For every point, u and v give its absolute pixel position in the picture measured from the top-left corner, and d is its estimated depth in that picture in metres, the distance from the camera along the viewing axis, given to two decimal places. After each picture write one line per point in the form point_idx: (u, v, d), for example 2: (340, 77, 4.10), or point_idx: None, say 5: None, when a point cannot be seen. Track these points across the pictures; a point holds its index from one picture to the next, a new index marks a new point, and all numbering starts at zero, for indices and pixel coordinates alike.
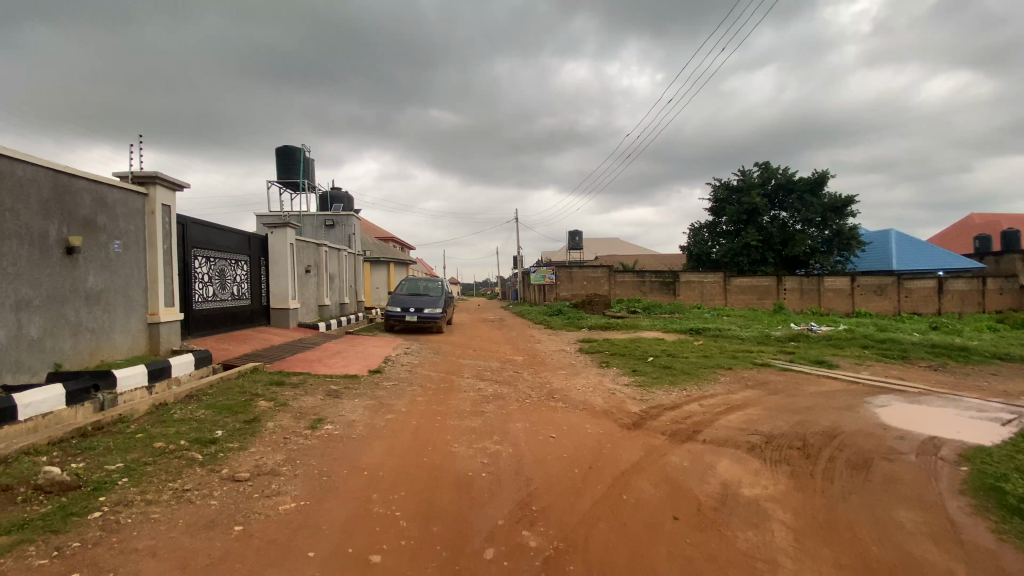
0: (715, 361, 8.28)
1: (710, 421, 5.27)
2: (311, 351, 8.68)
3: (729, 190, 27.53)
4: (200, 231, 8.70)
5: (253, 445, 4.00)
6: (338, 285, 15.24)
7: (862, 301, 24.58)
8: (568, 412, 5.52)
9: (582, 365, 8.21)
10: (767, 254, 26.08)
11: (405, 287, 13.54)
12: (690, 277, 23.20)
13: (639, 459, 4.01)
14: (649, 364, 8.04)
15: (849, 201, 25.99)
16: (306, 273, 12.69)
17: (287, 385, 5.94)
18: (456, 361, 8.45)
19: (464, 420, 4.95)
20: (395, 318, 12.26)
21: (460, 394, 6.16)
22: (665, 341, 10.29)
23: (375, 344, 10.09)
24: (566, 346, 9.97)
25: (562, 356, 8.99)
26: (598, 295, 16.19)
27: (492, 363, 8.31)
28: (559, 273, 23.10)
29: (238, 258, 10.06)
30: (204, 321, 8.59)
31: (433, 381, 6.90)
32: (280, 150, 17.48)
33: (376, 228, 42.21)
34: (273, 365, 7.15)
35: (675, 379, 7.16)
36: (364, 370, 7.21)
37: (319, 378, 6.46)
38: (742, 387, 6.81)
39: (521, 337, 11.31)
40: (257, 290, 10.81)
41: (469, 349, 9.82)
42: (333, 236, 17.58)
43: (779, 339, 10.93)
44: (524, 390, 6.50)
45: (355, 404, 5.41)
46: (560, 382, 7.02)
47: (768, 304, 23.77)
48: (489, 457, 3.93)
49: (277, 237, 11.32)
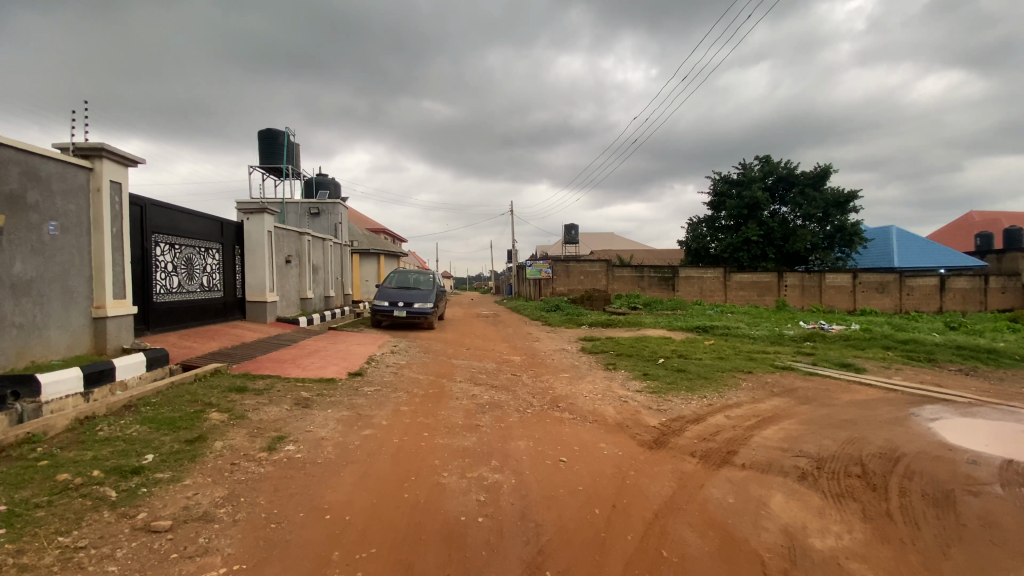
0: (732, 364, 7.53)
1: (743, 438, 4.51)
2: (286, 349, 7.83)
3: (729, 183, 26.88)
4: (162, 215, 7.79)
5: (189, 476, 3.17)
6: (322, 276, 14.34)
7: (864, 299, 24.07)
8: (578, 425, 4.73)
9: (586, 366, 7.45)
10: (767, 249, 25.47)
11: (394, 280, 12.68)
12: (690, 272, 22.53)
13: (672, 494, 3.23)
14: (661, 366, 7.28)
15: (852, 196, 25.41)
16: (286, 264, 11.78)
17: (248, 393, 5.10)
18: (447, 361, 7.64)
19: (455, 438, 4.15)
20: (383, 313, 11.43)
21: (452, 402, 5.36)
22: (673, 340, 9.53)
23: (360, 341, 9.25)
24: (567, 344, 9.20)
25: (564, 356, 8.22)
26: (597, 290, 15.41)
27: (487, 364, 7.51)
28: (555, 267, 22.33)
29: (208, 246, 9.15)
30: (165, 315, 7.71)
31: (421, 385, 6.09)
32: (263, 133, 16.46)
33: (367, 219, 41.21)
34: (238, 366, 6.29)
35: (692, 384, 6.40)
36: (343, 372, 6.39)
37: (289, 383, 5.62)
38: (769, 395, 6.07)
39: (518, 335, 10.53)
40: (230, 281, 9.92)
41: (462, 348, 9.01)
42: (318, 225, 16.64)
43: (794, 338, 10.22)
44: (525, 398, 5.71)
45: (326, 416, 4.59)
46: (564, 387, 6.25)
47: (769, 301, 23.17)
48: (486, 491, 3.14)
49: (253, 224, 10.39)
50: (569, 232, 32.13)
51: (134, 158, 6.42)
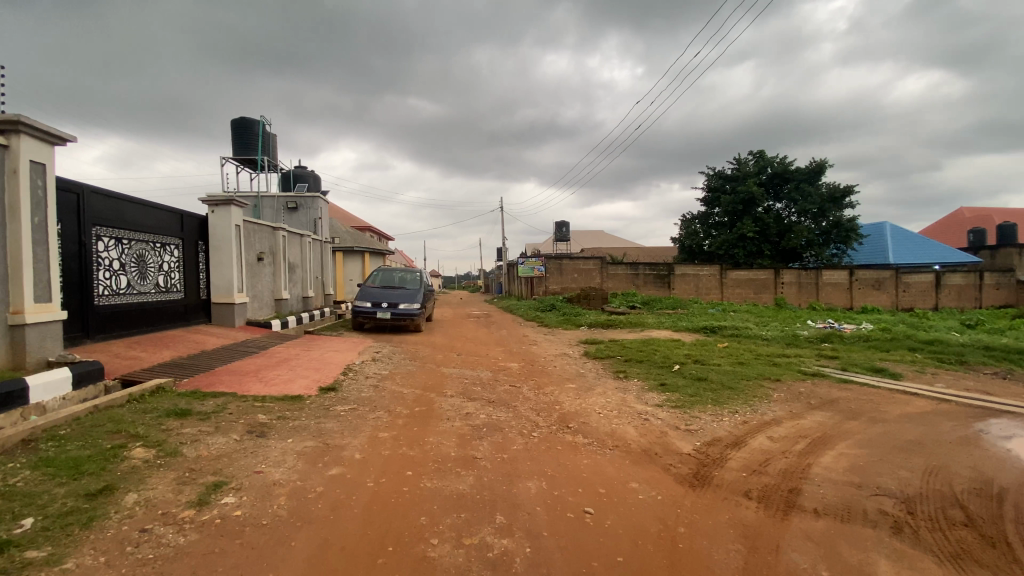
0: (756, 371, 6.74)
1: (800, 471, 3.69)
2: (251, 358, 6.86)
3: (724, 178, 26.30)
4: (107, 205, 6.77)
5: (74, 557, 2.24)
6: (300, 275, 13.33)
7: (861, 296, 23.66)
8: (597, 455, 3.88)
9: (593, 374, 6.60)
10: (763, 246, 24.88)
11: (378, 279, 11.73)
12: (686, 270, 21.87)
13: (744, 566, 2.40)
14: (679, 375, 6.45)
15: (848, 191, 24.93)
16: (258, 261, 10.76)
17: (191, 417, 4.15)
18: (436, 371, 6.75)
19: (447, 478, 3.27)
20: (366, 315, 10.49)
21: (442, 425, 4.47)
22: (683, 342, 8.73)
23: (338, 347, 8.30)
24: (568, 348, 8.37)
25: (567, 362, 7.37)
26: (594, 289, 14.59)
27: (482, 374, 6.62)
28: (548, 265, 21.52)
29: (166, 240, 8.10)
30: (109, 321, 6.69)
31: (405, 402, 5.18)
32: (236, 122, 15.35)
33: (352, 216, 40.00)
34: (189, 380, 5.32)
35: (719, 397, 5.58)
36: (314, 386, 5.45)
37: (246, 402, 4.68)
38: (807, 409, 5.28)
39: (513, 338, 9.64)
40: (193, 280, 8.87)
41: (453, 353, 8.11)
42: (296, 220, 15.57)
43: (811, 339, 9.50)
44: (529, 417, 4.84)
45: (284, 449, 3.66)
46: (572, 401, 5.40)
47: (766, 299, 22.62)
48: (493, 570, 2.27)
49: (219, 217, 9.33)
50: (559, 229, 31.35)
51: (64, 137, 5.43)
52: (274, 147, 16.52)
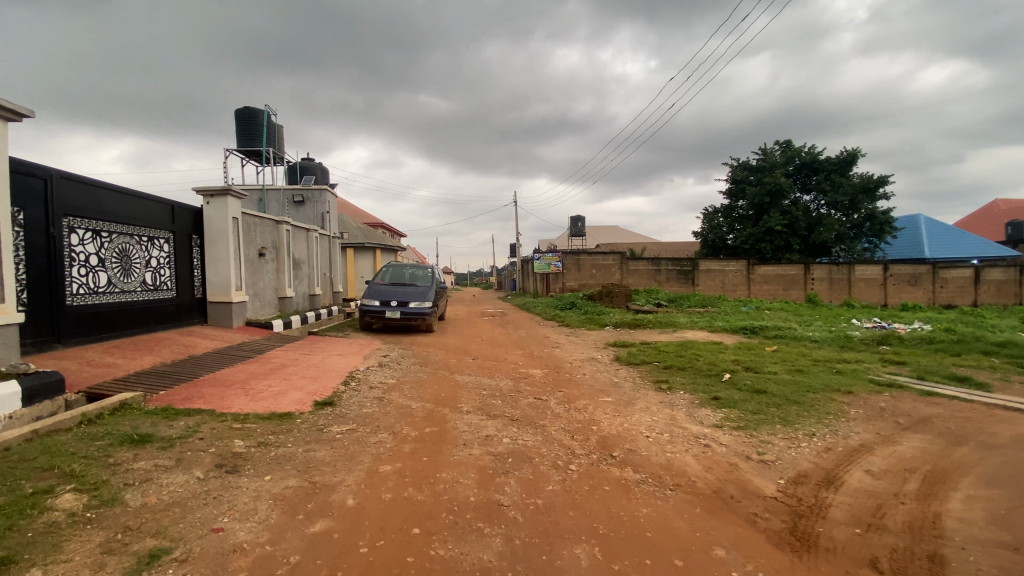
0: (819, 382, 5.80)
1: (930, 526, 2.80)
2: (243, 365, 6.11)
3: (749, 170, 25.10)
4: (81, 194, 6.06)
5: None
6: (306, 272, 12.64)
7: (895, 293, 22.41)
8: (657, 502, 3.02)
9: (629, 385, 5.72)
10: (791, 240, 23.59)
11: (387, 276, 10.98)
12: (711, 265, 20.81)
13: None
14: (732, 386, 5.55)
15: (884, 181, 23.41)
16: (260, 257, 10.04)
17: (150, 446, 3.37)
18: (450, 380, 5.92)
19: (466, 540, 2.46)
20: (374, 315, 9.73)
21: (459, 453, 3.66)
22: (725, 345, 7.79)
23: (341, 350, 7.54)
24: (597, 352, 7.50)
25: (597, 369, 6.49)
26: (617, 286, 13.66)
27: (502, 384, 5.78)
28: (566, 260, 20.62)
29: (153, 233, 7.38)
30: (83, 323, 5.98)
31: (414, 420, 4.37)
32: (240, 112, 14.67)
33: (363, 213, 39.38)
34: (164, 394, 4.57)
35: (787, 416, 4.67)
36: (308, 400, 4.66)
37: (224, 423, 3.90)
38: (898, 433, 4.35)
39: (533, 340, 8.78)
40: (186, 277, 8.17)
41: (468, 358, 7.29)
42: (302, 215, 14.87)
43: (867, 341, 8.52)
44: (562, 441, 3.99)
45: (256, 493, 2.86)
46: (611, 419, 4.56)
47: (795, 295, 21.47)
48: None
49: (215, 209, 8.57)
50: (575, 225, 30.37)
51: (20, 112, 4.71)
52: (280, 138, 15.83)
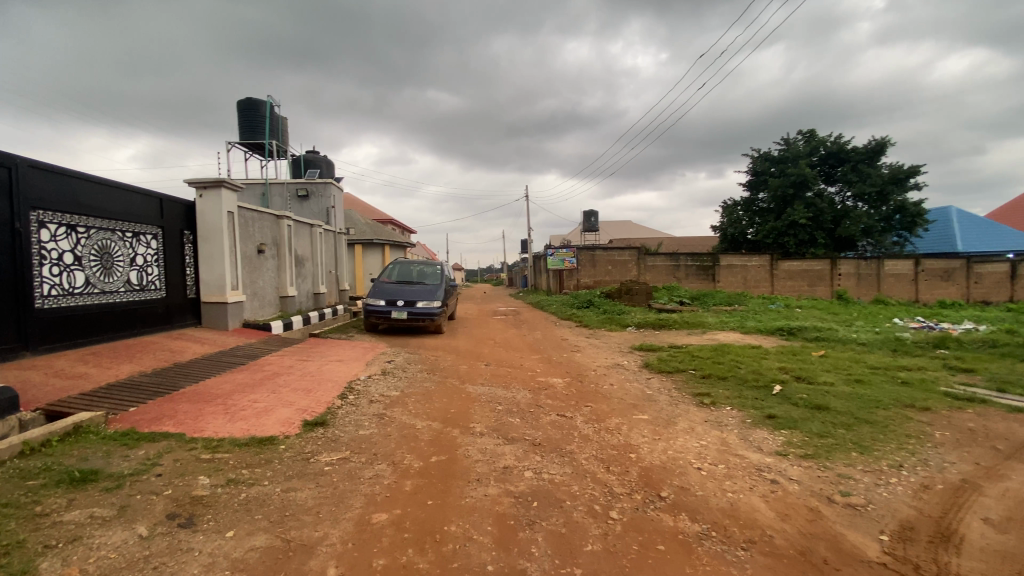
0: (886, 396, 5.03)
1: None
2: (231, 373, 5.48)
3: (771, 161, 24.08)
4: (51, 185, 5.48)
5: None
6: (310, 269, 12.06)
7: (927, 289, 21.33)
8: (729, 572, 2.31)
9: (666, 399, 4.98)
10: (816, 233, 22.55)
11: (394, 273, 10.35)
12: (733, 260, 19.92)
13: None
14: (786, 402, 4.80)
15: (915, 171, 22.32)
16: (259, 254, 9.44)
17: (92, 488, 2.73)
18: (461, 391, 5.23)
19: None
20: (379, 315, 9.10)
21: (473, 493, 2.98)
22: (766, 350, 7.02)
23: (342, 355, 6.88)
24: (622, 357, 6.79)
25: (626, 379, 5.76)
26: (637, 283, 12.87)
27: (519, 396, 5.08)
28: (580, 256, 19.83)
29: (138, 228, 6.79)
30: (53, 327, 5.39)
31: (419, 445, 3.70)
32: (242, 103, 14.11)
33: (373, 208, 38.83)
34: (131, 413, 3.95)
35: (861, 441, 3.96)
36: (296, 419, 4.02)
37: (191, 453, 3.26)
38: (1001, 465, 3.59)
39: (550, 343, 8.06)
40: (178, 275, 7.58)
41: (480, 364, 6.60)
42: (307, 209, 14.28)
43: (922, 345, 7.69)
44: (597, 477, 3.29)
45: (212, 559, 2.21)
46: (652, 444, 3.85)
47: (821, 292, 20.50)
48: None
49: (209, 202, 7.95)
50: (589, 219, 29.60)
51: None
52: (284, 131, 15.26)
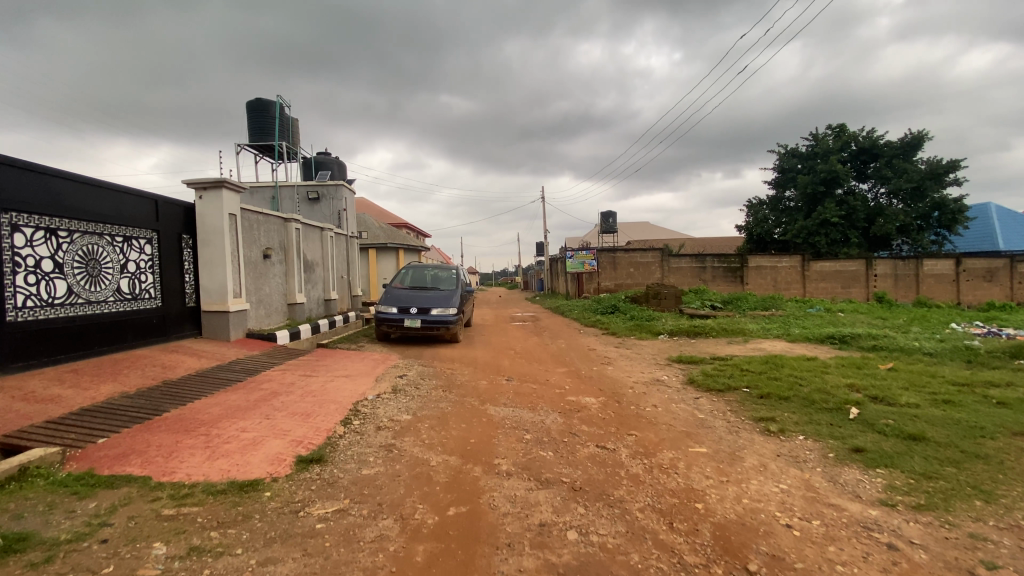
0: (987, 421, 4.22)
1: None
2: (223, 393, 4.88)
3: (799, 158, 23.05)
4: (27, 183, 4.96)
5: None
6: (320, 275, 11.51)
7: (969, 290, 20.10)
8: None
9: (723, 427, 4.22)
10: (849, 232, 21.44)
11: (407, 279, 9.74)
12: (761, 261, 18.97)
13: None
14: (870, 431, 4.01)
15: (954, 165, 21.09)
16: (265, 259, 8.89)
17: (11, 564, 2.12)
18: (482, 414, 4.54)
19: None
20: (391, 324, 8.46)
21: (503, 568, 2.28)
22: (824, 362, 6.20)
23: (349, 369, 6.24)
24: (661, 372, 6.05)
25: (670, 399, 5.02)
26: (665, 287, 12.06)
27: (549, 421, 4.38)
28: (601, 258, 19.04)
29: (130, 232, 6.27)
30: (29, 342, 4.87)
31: (434, 490, 3.02)
32: (252, 105, 13.70)
33: (388, 213, 38.49)
34: (96, 449, 3.36)
35: (982, 485, 3.18)
36: (288, 456, 3.37)
37: (152, 507, 2.65)
38: None
39: (577, 354, 7.32)
40: (175, 283, 7.05)
41: (501, 379, 5.90)
42: (318, 213, 13.77)
43: (1000, 355, 6.79)
44: (661, 539, 2.57)
45: None
46: (720, 491, 3.11)
47: (856, 294, 19.42)
48: None
49: (209, 204, 7.41)
50: (608, 220, 28.77)
51: None
52: (294, 132, 14.81)
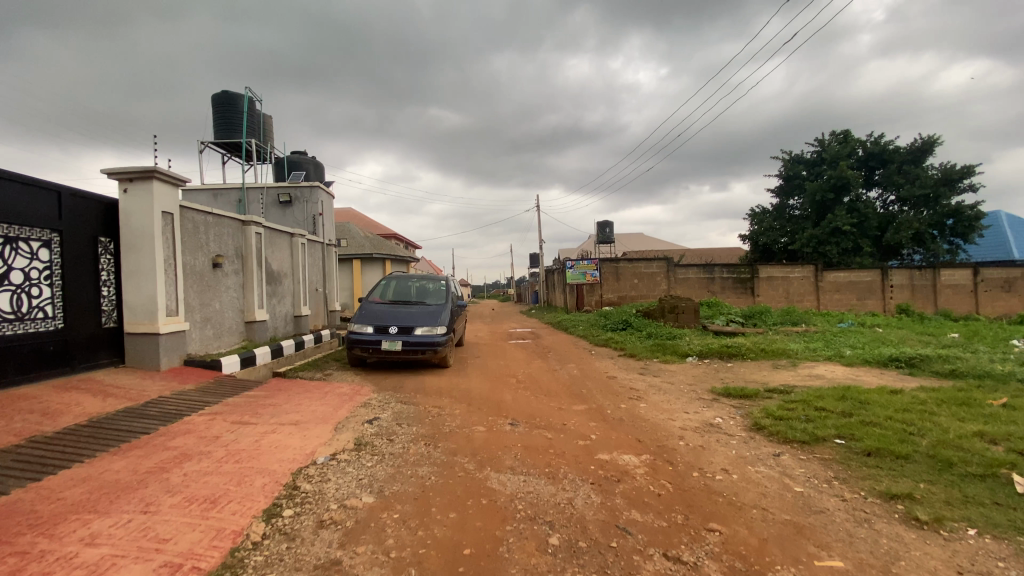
0: None
1: None
2: (107, 459, 3.37)
3: (805, 164, 22.05)
4: None
5: None
6: (289, 287, 10.00)
7: (987, 301, 19.09)
8: None
9: (845, 514, 2.81)
10: (861, 241, 20.37)
11: (388, 292, 8.29)
12: (773, 271, 17.80)
13: None
14: None
15: (968, 171, 20.18)
16: (215, 268, 7.39)
17: None
18: (481, 489, 3.08)
19: None
20: (366, 346, 6.99)
21: None
22: (916, 397, 4.86)
23: (302, 411, 4.74)
24: (712, 412, 4.65)
25: (742, 457, 3.62)
26: (682, 299, 10.71)
27: (584, 504, 2.93)
28: (603, 269, 17.72)
29: (17, 232, 4.80)
30: None
31: None
32: (218, 98, 12.29)
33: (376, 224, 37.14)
34: None
35: None
36: None
37: None
38: None
39: (595, 384, 5.89)
40: (87, 298, 5.54)
41: (504, 425, 4.45)
42: (290, 217, 12.28)
43: None
44: None
45: None
46: None
47: (872, 306, 18.27)
48: None
49: (138, 199, 5.91)
50: (604, 230, 27.58)
51: None
52: (266, 129, 13.41)
